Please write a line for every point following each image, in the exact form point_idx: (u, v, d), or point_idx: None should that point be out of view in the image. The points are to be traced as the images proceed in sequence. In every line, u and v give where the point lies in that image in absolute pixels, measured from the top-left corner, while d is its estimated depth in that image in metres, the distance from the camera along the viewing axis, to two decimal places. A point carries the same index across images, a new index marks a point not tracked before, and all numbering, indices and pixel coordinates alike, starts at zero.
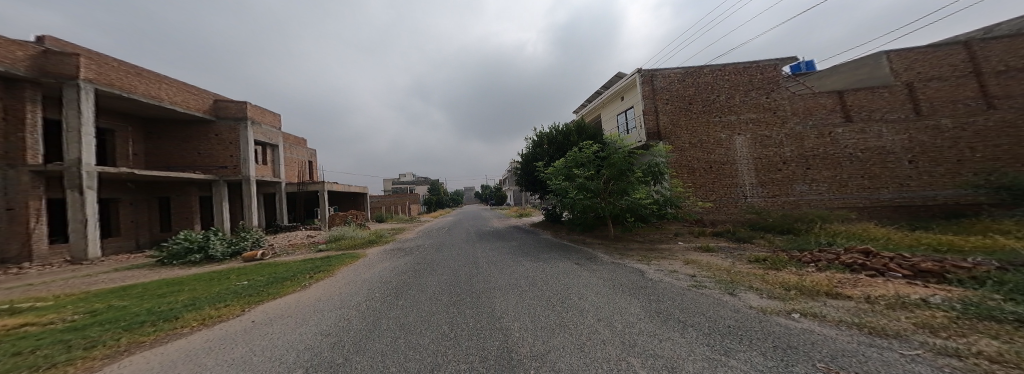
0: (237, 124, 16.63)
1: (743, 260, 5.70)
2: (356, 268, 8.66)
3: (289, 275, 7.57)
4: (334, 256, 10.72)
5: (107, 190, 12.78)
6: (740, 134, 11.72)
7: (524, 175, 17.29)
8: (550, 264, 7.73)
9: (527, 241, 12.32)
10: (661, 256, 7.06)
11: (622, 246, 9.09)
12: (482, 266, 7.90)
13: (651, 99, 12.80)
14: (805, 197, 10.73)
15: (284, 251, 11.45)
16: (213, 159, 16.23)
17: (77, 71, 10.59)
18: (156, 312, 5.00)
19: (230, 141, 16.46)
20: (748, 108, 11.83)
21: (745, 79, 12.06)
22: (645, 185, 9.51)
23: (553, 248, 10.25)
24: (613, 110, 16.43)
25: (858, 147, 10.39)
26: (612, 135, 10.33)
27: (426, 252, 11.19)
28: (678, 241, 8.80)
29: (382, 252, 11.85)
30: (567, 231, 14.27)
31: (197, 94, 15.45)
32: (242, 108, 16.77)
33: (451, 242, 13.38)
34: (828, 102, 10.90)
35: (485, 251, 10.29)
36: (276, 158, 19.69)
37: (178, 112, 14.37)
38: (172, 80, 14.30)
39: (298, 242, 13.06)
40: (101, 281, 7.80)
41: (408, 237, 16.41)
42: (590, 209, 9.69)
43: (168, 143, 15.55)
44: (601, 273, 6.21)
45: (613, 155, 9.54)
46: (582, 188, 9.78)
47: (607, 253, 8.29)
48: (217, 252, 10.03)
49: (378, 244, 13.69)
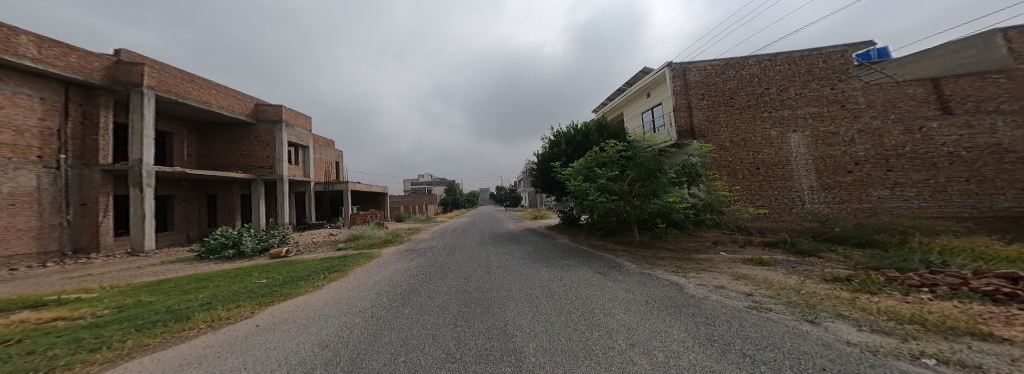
0: (274, 127, 17.75)
1: (815, 278, 4.51)
2: (370, 269, 8.51)
3: (304, 275, 7.48)
4: (351, 255, 10.71)
5: (162, 188, 13.97)
6: (797, 131, 10.18)
7: (541, 177, 16.51)
8: (568, 272, 7.02)
9: (544, 246, 11.59)
10: (701, 268, 5.99)
11: (651, 254, 8.02)
12: (496, 271, 7.36)
13: (684, 95, 11.63)
14: (884, 204, 9.02)
15: (307, 249, 11.70)
16: (253, 160, 17.36)
17: (141, 79, 11.69)
18: (171, 310, 4.71)
19: (268, 143, 17.56)
20: (807, 102, 10.26)
21: (801, 69, 10.51)
22: (679, 188, 8.40)
23: (572, 253, 9.44)
24: (638, 108, 15.31)
25: (961, 145, 8.58)
26: (639, 133, 9.43)
27: (439, 254, 10.87)
28: (718, 251, 7.61)
29: (396, 252, 11.73)
30: (586, 236, 13.31)
31: (240, 99, 16.65)
32: (279, 112, 17.87)
33: (466, 244, 12.98)
34: (918, 91, 9.20)
35: (499, 255, 9.77)
36: (307, 158, 20.80)
37: (224, 116, 15.53)
38: (221, 86, 15.51)
39: (321, 239, 13.36)
40: (145, 273, 8.22)
41: (424, 238, 16.27)
42: (613, 213, 8.71)
43: (216, 145, 16.83)
44: (627, 285, 5.38)
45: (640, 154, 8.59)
46: (604, 190, 8.88)
47: (633, 262, 7.35)
48: (248, 248, 10.40)
49: (394, 244, 13.64)
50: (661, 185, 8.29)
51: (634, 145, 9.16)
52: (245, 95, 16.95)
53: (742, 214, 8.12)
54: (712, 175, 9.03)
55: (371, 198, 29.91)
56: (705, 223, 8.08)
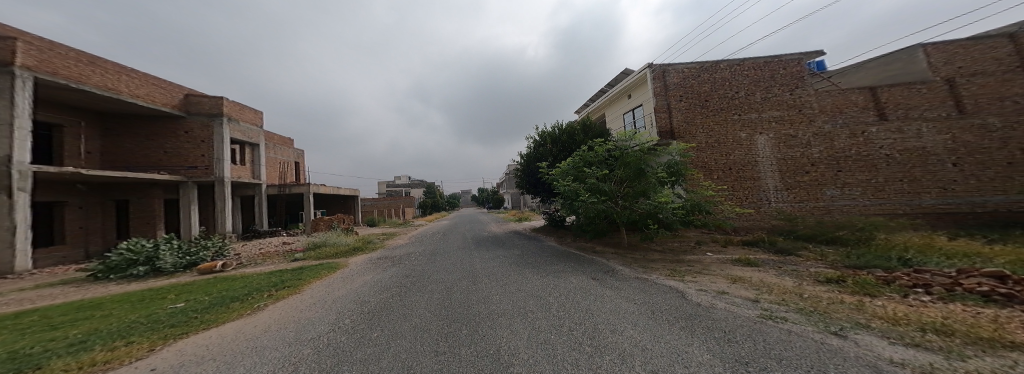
0: (210, 121, 15.36)
1: (809, 280, 4.48)
2: (334, 283, 7.37)
3: (241, 295, 6.20)
4: (310, 266, 9.37)
5: (49, 192, 11.42)
6: (762, 134, 10.77)
7: (525, 177, 16.12)
8: (561, 279, 6.59)
9: (530, 250, 11.16)
10: (695, 273, 5.85)
11: (639, 257, 7.87)
12: (482, 281, 6.71)
13: (664, 96, 11.91)
14: (836, 203, 9.76)
15: (252, 261, 10.07)
16: (182, 159, 14.87)
17: (12, 57, 9.28)
18: (13, 357, 3.46)
19: (202, 139, 15.15)
20: (770, 106, 10.89)
21: (766, 76, 11.16)
22: (666, 188, 8.39)
23: (561, 257, 9.08)
24: (619, 109, 15.58)
25: (895, 148, 9.50)
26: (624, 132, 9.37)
27: (417, 262, 9.94)
28: (704, 252, 7.69)
29: (365, 261, 10.50)
30: (572, 238, 13.12)
31: (164, 88, 14.12)
32: (215, 104, 15.47)
33: (446, 250, 12.15)
34: (860, 99, 10.03)
35: (483, 262, 9.09)
36: (256, 157, 18.32)
37: (141, 107, 13.04)
38: (135, 72, 12.99)
39: (270, 249, 11.58)
40: (6, 302, 6.40)
41: (399, 243, 15.03)
42: (602, 214, 8.52)
43: (129, 140, 14.10)
44: (628, 295, 5.01)
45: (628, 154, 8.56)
46: (593, 191, 8.67)
47: (626, 266, 7.22)
48: (166, 264, 8.74)
49: (364, 252, 12.31)
50: (649, 184, 8.23)
51: (620, 145, 9.10)
52: (170, 83, 14.42)
53: (731, 212, 8.11)
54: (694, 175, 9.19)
55: (337, 200, 27.42)
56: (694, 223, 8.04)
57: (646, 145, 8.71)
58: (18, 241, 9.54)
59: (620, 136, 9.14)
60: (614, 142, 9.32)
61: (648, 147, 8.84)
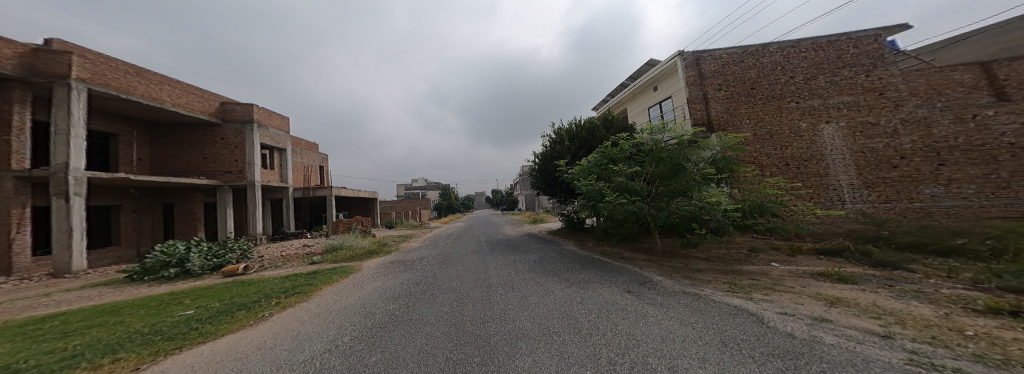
0: (243, 127, 16.13)
1: (951, 307, 3.22)
2: (343, 290, 6.93)
3: (250, 302, 5.79)
4: (323, 270, 9.10)
5: (107, 197, 12.22)
6: (829, 123, 9.06)
7: (543, 178, 15.15)
8: (588, 291, 5.65)
9: (550, 255, 10.22)
10: (763, 288, 4.61)
11: (681, 267, 6.61)
12: (497, 292, 5.90)
13: (699, 86, 10.70)
14: (939, 204, 7.87)
15: (274, 264, 10.04)
16: (219, 164, 15.65)
17: (69, 71, 10.04)
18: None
19: (236, 145, 15.90)
20: (839, 91, 9.16)
21: (831, 56, 9.43)
22: (712, 186, 6.99)
23: (585, 265, 8.05)
24: (644, 102, 14.40)
25: (1023, 135, 7.43)
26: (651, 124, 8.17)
27: (429, 267, 9.37)
28: (765, 262, 6.30)
29: (378, 265, 10.12)
30: (595, 242, 12.02)
31: (202, 97, 15.01)
32: (248, 112, 16.24)
33: (460, 254, 11.50)
34: (967, 78, 8.00)
35: (498, 268, 8.32)
36: (284, 162, 19.08)
37: (182, 115, 13.91)
38: (178, 82, 13.90)
39: (292, 252, 11.63)
40: (43, 303, 6.52)
41: (415, 247, 14.65)
42: (634, 216, 7.31)
43: (173, 147, 15.04)
44: (679, 314, 3.94)
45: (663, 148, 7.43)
46: (620, 189, 7.48)
47: (666, 276, 6.11)
48: (195, 266, 8.75)
49: (378, 255, 12.03)
50: (691, 181, 6.91)
51: (651, 138, 7.97)
52: (208, 92, 15.32)
53: (808, 215, 6.37)
54: (750, 174, 7.53)
55: (360, 203, 28.07)
56: (757, 229, 6.45)
57: (685, 137, 7.48)
58: (74, 242, 10.10)
59: (649, 128, 8.06)
60: (643, 135, 8.20)
61: (687, 139, 7.57)
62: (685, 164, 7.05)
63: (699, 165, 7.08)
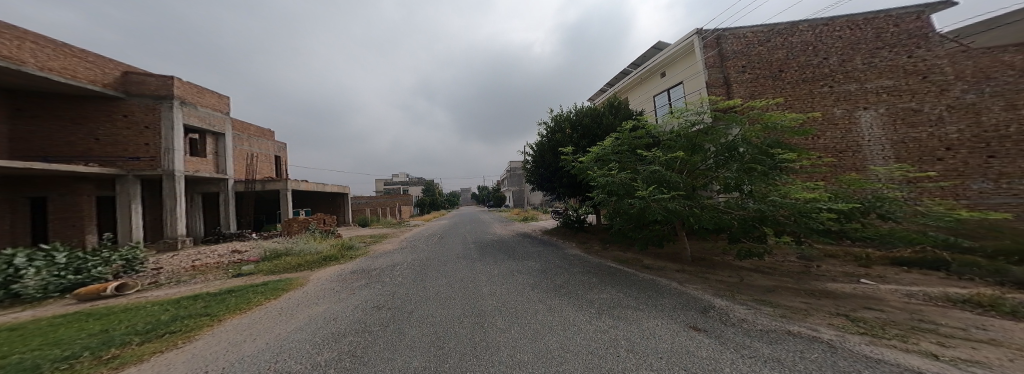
0: (157, 104, 12.81)
1: None
2: (263, 324, 4.65)
3: (52, 363, 3.23)
4: (244, 289, 6.66)
5: None
6: (867, 109, 8.57)
7: (541, 170, 13.46)
8: (630, 324, 3.83)
9: (553, 262, 8.48)
10: (913, 314, 2.83)
11: (733, 285, 4.62)
12: (497, 328, 3.97)
13: (720, 68, 10.12)
14: (989, 201, 7.09)
15: (178, 280, 7.36)
16: (121, 148, 12.34)
17: None
18: None
19: (146, 126, 12.60)
20: (878, 74, 8.71)
21: (868, 35, 9.05)
22: (782, 177, 5.12)
23: (603, 278, 6.35)
24: (649, 90, 13.15)
25: None
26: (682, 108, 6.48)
27: (404, 280, 7.31)
28: (842, 279, 4.40)
29: (332, 278, 7.82)
30: (600, 244, 10.60)
31: (91, 62, 11.53)
32: (164, 85, 12.87)
33: (444, 259, 9.53)
34: (1020, 59, 7.41)
35: (491, 285, 6.44)
36: (223, 149, 15.86)
37: (55, 82, 10.38)
38: (49, 40, 10.39)
39: (212, 260, 8.84)
40: None
41: (386, 250, 12.29)
42: (673, 218, 5.42)
43: (46, 123, 11.55)
44: (852, 370, 2.01)
45: (700, 136, 5.99)
46: (656, 180, 5.75)
47: (714, 295, 4.33)
48: (28, 288, 5.89)
49: (337, 262, 9.62)
50: (758, 169, 5.08)
51: (684, 120, 6.47)
52: (101, 57, 11.85)
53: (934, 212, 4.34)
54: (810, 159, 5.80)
55: (326, 198, 24.71)
56: (851, 236, 4.55)
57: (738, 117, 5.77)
58: None
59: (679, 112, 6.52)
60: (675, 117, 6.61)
61: (742, 118, 5.76)
62: (747, 151, 5.30)
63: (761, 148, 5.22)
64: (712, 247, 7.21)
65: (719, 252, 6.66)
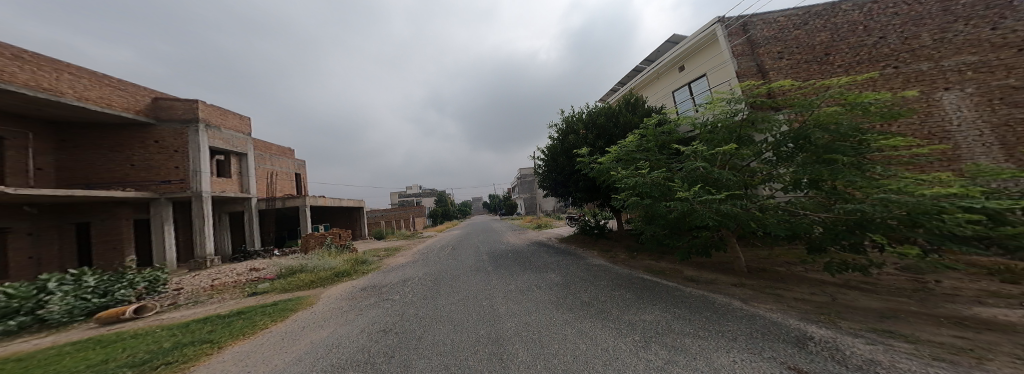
0: (184, 128, 13.75)
1: None
2: (260, 353, 4.13)
3: None
4: (253, 308, 6.33)
5: None
6: (949, 89, 7.01)
7: (555, 175, 12.67)
8: (698, 353, 2.96)
9: (578, 274, 7.63)
10: None
11: (830, 308, 3.58)
12: (527, 360, 3.21)
13: (751, 56, 9.05)
14: None
15: (193, 300, 7.14)
16: (155, 172, 13.20)
17: None
18: None
19: (175, 149, 13.52)
20: (954, 51, 7.10)
21: (932, 9, 7.56)
22: (877, 168, 4.00)
23: (639, 293, 5.39)
24: (666, 86, 12.15)
25: None
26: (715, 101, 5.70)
27: (417, 298, 6.71)
28: (993, 303, 3.35)
29: (343, 297, 7.35)
30: (626, 252, 9.65)
31: (124, 90, 12.47)
32: (190, 109, 13.90)
33: (457, 273, 8.91)
34: None
35: (512, 303, 5.72)
36: (246, 168, 16.76)
37: (93, 112, 11.21)
38: (89, 73, 11.39)
39: (229, 278, 8.70)
40: None
41: (399, 263, 11.86)
42: (731, 224, 4.38)
43: (87, 152, 12.65)
44: None
45: (742, 127, 5.14)
46: (704, 179, 4.81)
47: (806, 318, 3.36)
48: (54, 313, 5.68)
49: (350, 278, 9.25)
50: (841, 160, 4.01)
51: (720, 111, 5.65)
52: (133, 86, 12.83)
53: None
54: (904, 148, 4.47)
55: (343, 212, 25.21)
56: None
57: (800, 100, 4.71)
58: None
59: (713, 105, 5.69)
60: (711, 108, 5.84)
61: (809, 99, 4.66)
62: (822, 137, 4.20)
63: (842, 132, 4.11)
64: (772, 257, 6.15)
65: (786, 264, 5.60)
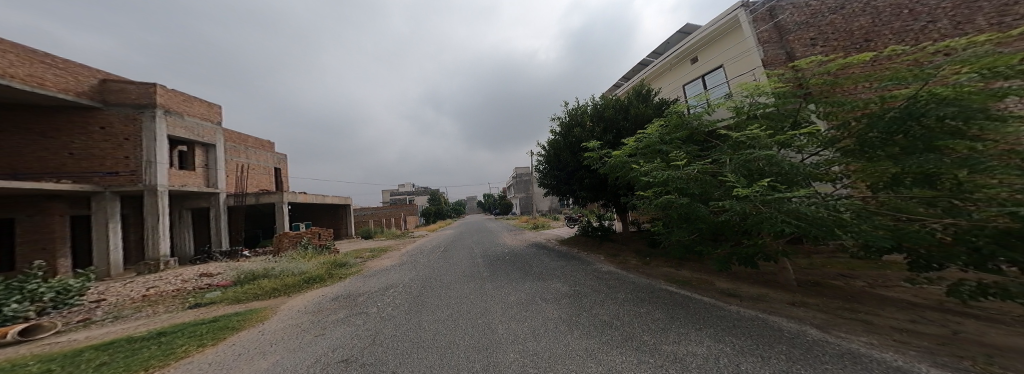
0: (138, 113, 12.15)
1: None
2: None
3: None
4: (182, 326, 4.95)
5: None
6: None
7: (557, 172, 11.70)
8: None
9: (587, 283, 6.58)
10: None
11: (966, 348, 2.55)
12: None
13: (778, 43, 8.27)
14: None
15: (115, 315, 5.76)
16: (97, 163, 11.54)
17: None
18: None
19: (125, 137, 11.95)
20: None
21: None
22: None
23: (674, 314, 4.31)
24: (678, 76, 11.27)
25: None
26: (756, 86, 4.90)
27: (396, 314, 5.50)
28: None
29: (307, 310, 6.05)
30: (636, 258, 8.70)
31: (63, 69, 10.81)
32: (145, 92, 12.29)
33: (447, 279, 7.76)
34: None
35: (512, 324, 4.57)
36: (214, 160, 15.17)
37: (20, 91, 9.59)
38: (18, 47, 9.70)
39: (173, 286, 7.33)
40: None
41: (384, 266, 10.62)
42: (810, 230, 3.36)
43: (17, 138, 11.00)
44: None
45: (790, 104, 4.61)
46: (765, 171, 3.95)
47: (947, 366, 2.30)
48: None
49: (322, 285, 7.97)
50: (965, 147, 2.91)
51: (769, 92, 4.80)
52: (75, 64, 11.18)
53: None
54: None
55: (328, 210, 23.70)
56: None
57: (892, 71, 3.66)
58: None
59: (756, 89, 4.91)
60: (753, 92, 5.00)
61: (914, 68, 3.58)
62: (946, 115, 2.94)
63: (957, 112, 2.88)
64: (828, 274, 5.20)
65: (852, 283, 4.63)
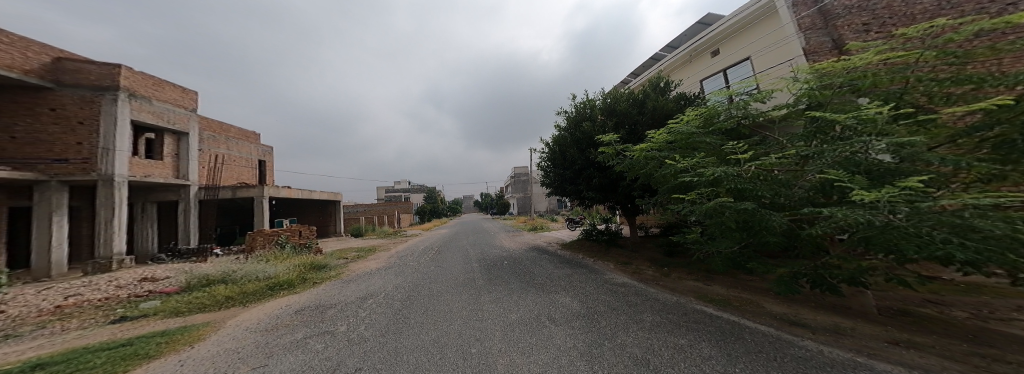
0: (96, 95, 10.76)
1: None
2: None
3: None
4: (77, 353, 3.73)
5: None
6: None
7: (562, 169, 10.64)
8: None
9: (603, 299, 5.47)
10: None
11: None
12: None
13: (823, 30, 7.21)
14: None
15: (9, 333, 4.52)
16: (45, 148, 10.23)
17: None
18: None
19: (80, 120, 10.56)
20: None
21: None
22: None
23: (730, 350, 3.16)
24: (698, 68, 10.18)
25: None
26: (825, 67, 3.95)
27: (367, 337, 4.29)
28: None
29: (258, 327, 4.83)
30: (652, 267, 7.64)
31: (10, 44, 9.40)
32: (107, 74, 10.91)
33: (436, 288, 6.58)
34: None
35: (520, 358, 3.39)
36: (184, 150, 13.79)
37: None
38: None
39: (105, 294, 6.11)
40: None
41: (367, 269, 9.43)
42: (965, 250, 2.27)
43: None
44: None
45: (872, 86, 3.63)
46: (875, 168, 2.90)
47: None
48: None
49: (288, 292, 6.78)
50: None
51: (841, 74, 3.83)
52: (24, 38, 9.79)
53: None
54: None
55: (314, 206, 22.40)
56: None
57: None
58: None
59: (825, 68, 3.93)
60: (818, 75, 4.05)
61: None
62: None
63: None
64: (906, 299, 4.16)
65: (952, 314, 3.59)
